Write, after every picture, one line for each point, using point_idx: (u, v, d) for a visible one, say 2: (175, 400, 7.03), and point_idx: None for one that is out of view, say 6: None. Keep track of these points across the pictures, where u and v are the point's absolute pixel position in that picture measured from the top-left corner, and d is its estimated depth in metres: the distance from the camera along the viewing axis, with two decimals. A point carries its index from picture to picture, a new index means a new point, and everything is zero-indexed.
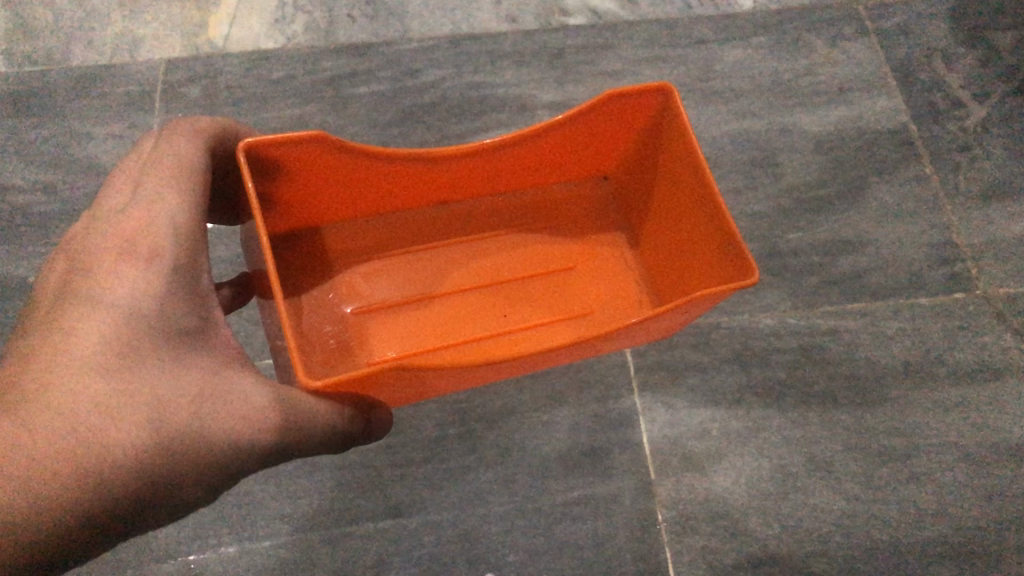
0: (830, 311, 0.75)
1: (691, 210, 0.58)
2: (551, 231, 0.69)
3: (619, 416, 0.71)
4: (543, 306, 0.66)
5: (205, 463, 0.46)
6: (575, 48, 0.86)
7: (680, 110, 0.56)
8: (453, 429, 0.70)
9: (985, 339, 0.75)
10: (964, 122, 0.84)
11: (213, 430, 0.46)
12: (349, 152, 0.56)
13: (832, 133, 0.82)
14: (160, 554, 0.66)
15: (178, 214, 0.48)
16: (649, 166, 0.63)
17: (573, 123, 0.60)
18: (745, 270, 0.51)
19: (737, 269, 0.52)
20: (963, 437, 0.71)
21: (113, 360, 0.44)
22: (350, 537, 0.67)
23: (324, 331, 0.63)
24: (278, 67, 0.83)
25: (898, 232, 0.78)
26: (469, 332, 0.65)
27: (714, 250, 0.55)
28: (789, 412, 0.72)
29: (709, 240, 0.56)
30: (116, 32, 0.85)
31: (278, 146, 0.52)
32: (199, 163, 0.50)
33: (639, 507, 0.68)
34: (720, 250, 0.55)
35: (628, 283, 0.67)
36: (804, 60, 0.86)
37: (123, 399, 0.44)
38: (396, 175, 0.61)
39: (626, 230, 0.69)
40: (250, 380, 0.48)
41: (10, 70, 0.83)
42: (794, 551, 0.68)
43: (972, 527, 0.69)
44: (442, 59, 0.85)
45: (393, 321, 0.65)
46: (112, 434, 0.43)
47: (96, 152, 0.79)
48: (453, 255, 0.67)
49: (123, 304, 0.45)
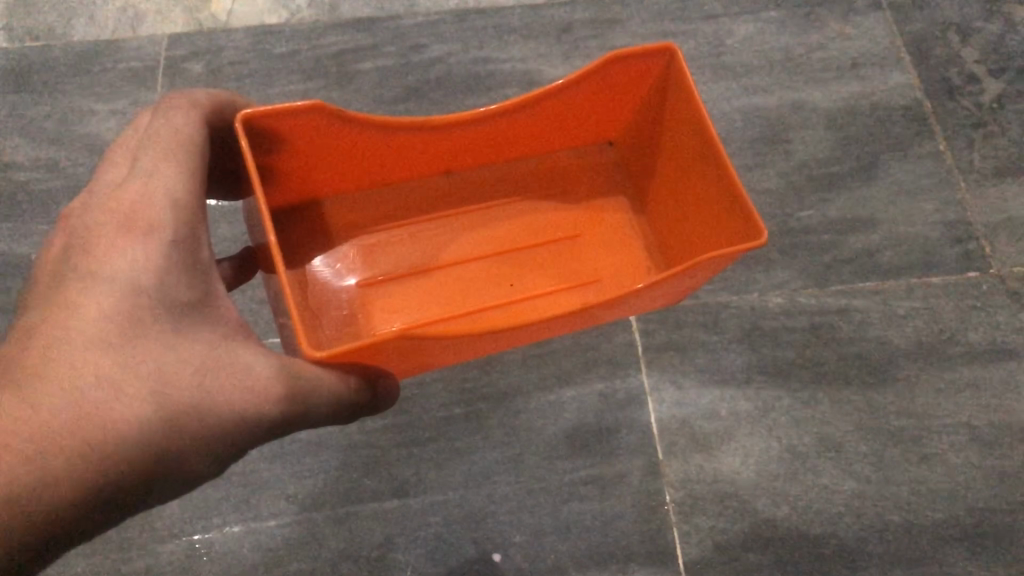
0: (841, 291, 0.74)
1: (697, 173, 0.57)
2: (556, 198, 0.68)
3: (627, 396, 0.70)
4: (550, 276, 0.65)
5: (210, 437, 0.45)
6: (584, 22, 0.84)
7: (685, 71, 0.55)
8: (458, 408, 0.69)
9: (999, 318, 0.74)
10: (979, 98, 0.82)
11: (217, 403, 0.45)
12: (348, 121, 0.55)
13: (845, 109, 0.81)
14: (165, 533, 0.66)
15: (176, 187, 0.47)
16: (655, 129, 0.62)
17: (576, 88, 0.58)
18: (752, 230, 0.50)
19: (745, 231, 0.51)
20: (976, 418, 0.71)
21: (115, 336, 0.44)
22: (356, 516, 0.67)
23: (330, 303, 0.63)
24: (282, 42, 0.82)
25: (911, 210, 0.77)
26: (475, 302, 0.64)
27: (723, 213, 0.54)
28: (799, 392, 0.71)
29: (717, 203, 0.55)
30: (119, 6, 0.83)
31: (277, 116, 0.52)
32: (196, 135, 0.49)
33: (647, 487, 0.68)
34: (727, 213, 0.54)
35: (636, 250, 0.66)
36: (816, 34, 0.84)
37: (126, 374, 0.43)
38: (397, 146, 0.60)
39: (631, 196, 0.68)
40: (253, 352, 0.47)
41: (12, 46, 0.82)
42: (803, 531, 0.67)
43: (984, 508, 0.68)
44: (447, 34, 0.83)
45: (397, 292, 0.64)
46: (115, 409, 0.42)
47: (98, 128, 0.78)
48: (458, 226, 0.66)
49: (123, 279, 0.45)
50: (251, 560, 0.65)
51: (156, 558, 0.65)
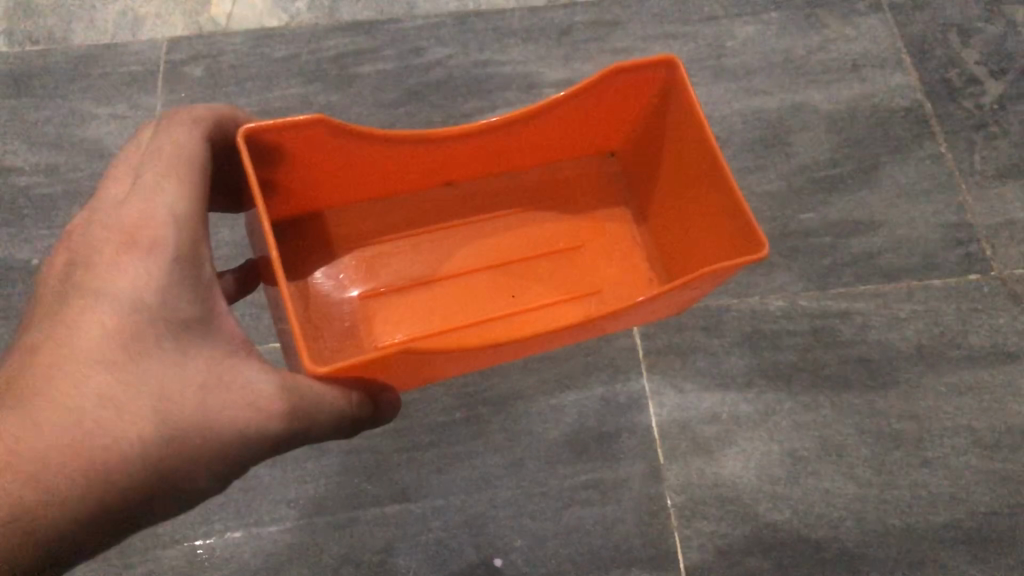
0: (842, 293, 0.74)
1: (699, 184, 0.57)
2: (558, 209, 0.67)
3: (628, 400, 0.70)
4: (553, 287, 0.65)
5: (213, 453, 0.45)
6: (583, 25, 0.84)
7: (686, 83, 0.55)
8: (459, 413, 0.69)
9: (1000, 321, 0.73)
10: (980, 99, 0.82)
11: (219, 420, 0.45)
12: (350, 135, 0.55)
13: (845, 111, 0.81)
14: (166, 539, 0.66)
15: (178, 203, 0.47)
16: (656, 140, 0.62)
17: (577, 100, 0.58)
18: (754, 243, 0.50)
19: (747, 243, 0.51)
20: (977, 421, 0.71)
21: (118, 353, 0.44)
22: (357, 521, 0.67)
23: (332, 315, 0.63)
24: (282, 45, 0.82)
25: (912, 212, 0.77)
26: (477, 314, 0.64)
27: (725, 225, 0.54)
28: (799, 396, 0.71)
29: (718, 215, 0.55)
30: (119, 10, 0.83)
31: (277, 131, 0.52)
32: (198, 150, 0.49)
33: (649, 491, 0.68)
34: (729, 225, 0.54)
35: (638, 261, 0.66)
36: (816, 36, 0.84)
37: (128, 391, 0.43)
38: (398, 159, 0.60)
39: (633, 207, 0.68)
40: (255, 369, 0.46)
41: (12, 50, 0.82)
42: (804, 535, 0.67)
43: (986, 512, 0.68)
44: (447, 37, 0.83)
45: (400, 304, 0.64)
46: (117, 426, 0.43)
47: (98, 132, 0.78)
48: (460, 238, 0.66)
49: (125, 296, 0.45)
50: (252, 565, 0.65)
51: (157, 564, 0.65)
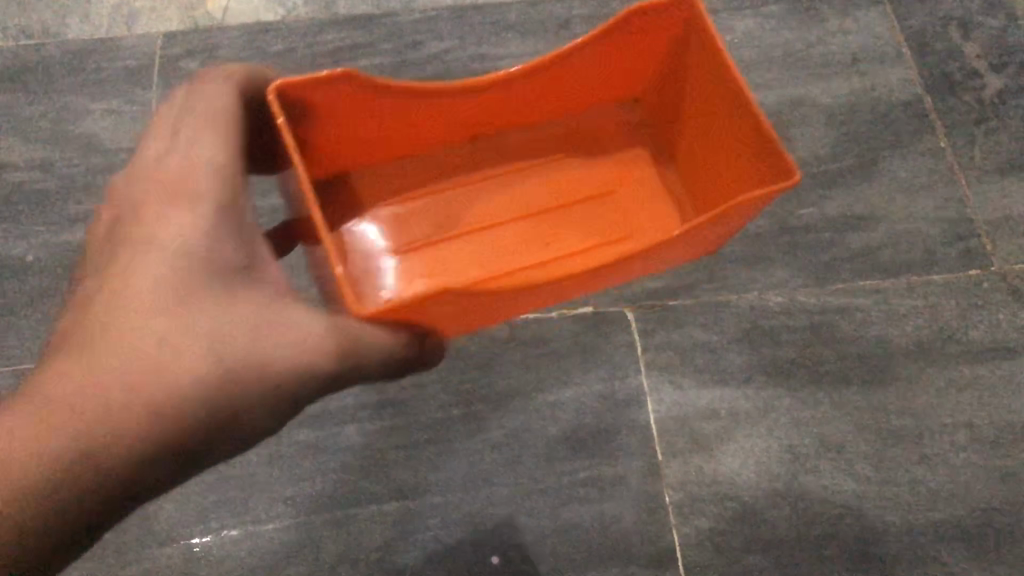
0: (841, 289, 0.73)
1: (726, 120, 0.56)
2: (583, 159, 0.67)
3: (627, 396, 0.70)
4: (582, 234, 0.65)
5: (269, 390, 0.46)
6: (581, 18, 0.83)
7: (704, 17, 0.55)
8: (458, 409, 0.69)
9: (1000, 317, 0.73)
10: (980, 93, 0.81)
11: (271, 358, 0.46)
12: (379, 88, 0.55)
13: (845, 105, 0.80)
14: (162, 537, 0.66)
15: (217, 154, 0.49)
16: (677, 81, 0.61)
17: (597, 45, 0.58)
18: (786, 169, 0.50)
19: (780, 170, 0.51)
20: (977, 418, 0.70)
21: (169, 297, 0.45)
22: (354, 519, 0.66)
23: (371, 271, 0.63)
24: (278, 40, 0.81)
25: (912, 207, 0.76)
26: (510, 262, 0.64)
27: (757, 155, 0.54)
28: (798, 392, 0.71)
29: (749, 146, 0.54)
30: (113, 5, 0.83)
31: (311, 87, 0.52)
32: (231, 103, 0.50)
33: (646, 489, 0.68)
34: (760, 154, 0.53)
35: (666, 206, 0.65)
36: (816, 30, 0.83)
37: (182, 333, 0.45)
38: (422, 111, 0.60)
39: (657, 152, 0.67)
40: (305, 312, 0.47)
41: (5, 45, 0.81)
42: (803, 533, 0.67)
43: (985, 509, 0.68)
44: (445, 30, 0.82)
45: (433, 257, 0.64)
46: (175, 366, 0.44)
47: (93, 127, 0.78)
48: (487, 191, 0.66)
49: (173, 243, 0.46)
50: (248, 564, 0.65)
51: (153, 563, 0.65)
